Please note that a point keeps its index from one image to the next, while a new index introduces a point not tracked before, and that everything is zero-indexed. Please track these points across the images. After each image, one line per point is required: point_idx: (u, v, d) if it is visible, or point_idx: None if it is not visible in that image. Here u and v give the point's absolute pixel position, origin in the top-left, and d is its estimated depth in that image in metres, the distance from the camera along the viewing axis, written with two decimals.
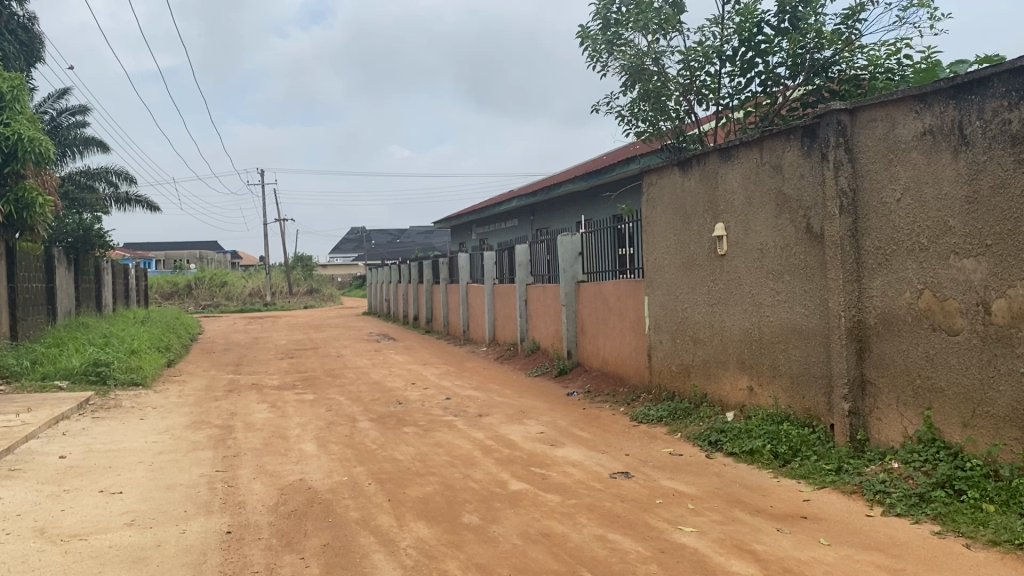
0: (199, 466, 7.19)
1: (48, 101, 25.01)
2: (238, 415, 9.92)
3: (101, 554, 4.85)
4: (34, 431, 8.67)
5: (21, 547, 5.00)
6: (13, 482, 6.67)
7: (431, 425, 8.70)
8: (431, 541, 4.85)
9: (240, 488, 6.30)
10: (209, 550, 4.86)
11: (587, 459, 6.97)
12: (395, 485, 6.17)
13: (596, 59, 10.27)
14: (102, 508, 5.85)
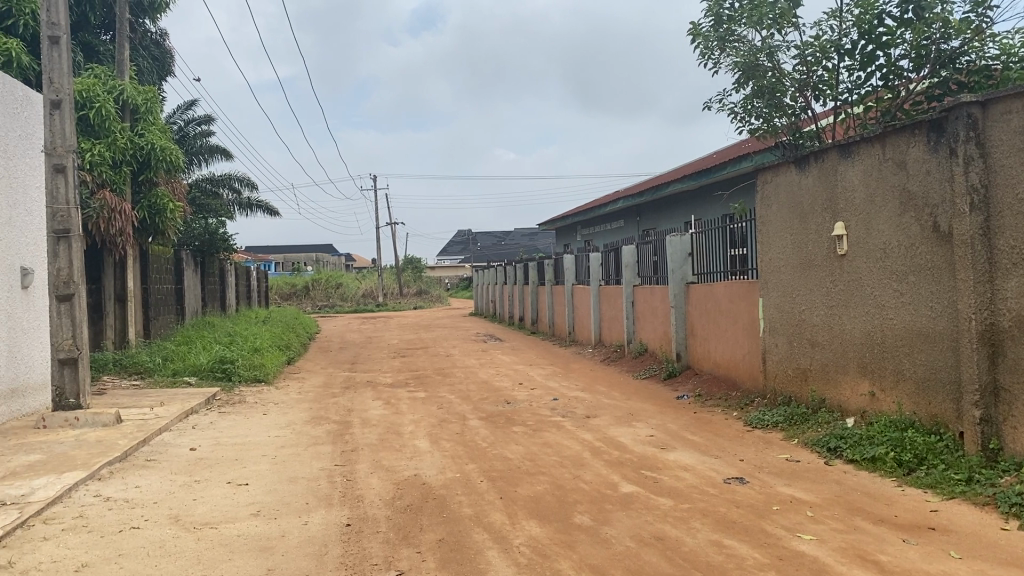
0: (318, 460, 7.45)
1: (178, 112, 26.46)
2: (354, 411, 10.23)
3: (231, 543, 5.09)
4: (167, 424, 9.19)
5: (159, 533, 5.30)
6: (149, 472, 7.08)
7: (540, 425, 8.74)
8: (544, 541, 4.88)
9: (358, 482, 6.50)
10: (330, 541, 5.04)
11: (700, 463, 6.87)
12: (506, 483, 6.24)
13: (708, 57, 10.11)
14: (231, 498, 6.15)
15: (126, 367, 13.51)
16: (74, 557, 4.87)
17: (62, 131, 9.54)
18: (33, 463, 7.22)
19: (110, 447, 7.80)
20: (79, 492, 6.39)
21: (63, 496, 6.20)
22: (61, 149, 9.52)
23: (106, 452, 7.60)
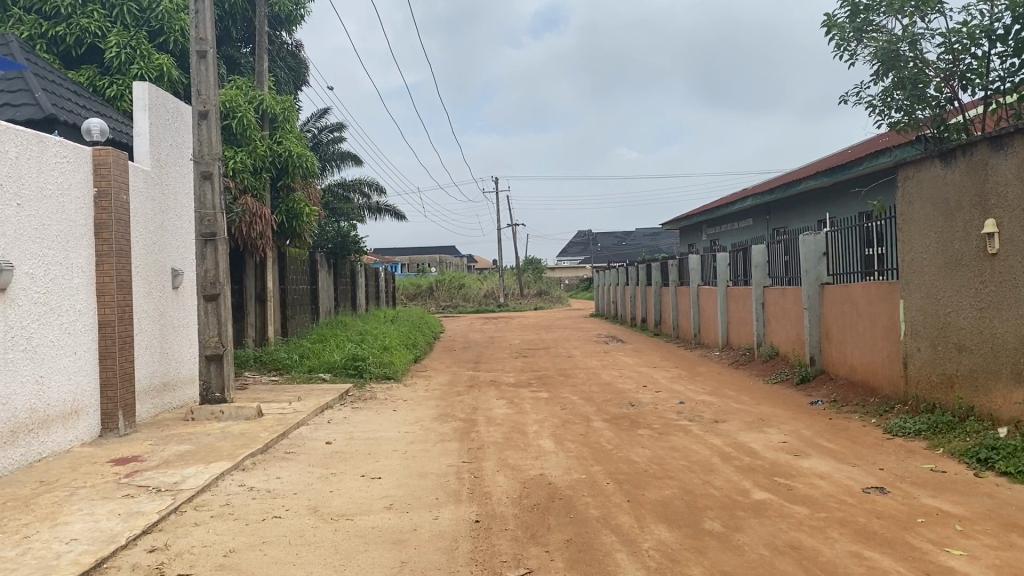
0: (447, 456, 7.61)
1: (312, 120, 27.61)
2: (480, 410, 10.39)
3: (366, 534, 5.27)
4: (304, 418, 9.61)
5: (299, 523, 5.54)
6: (289, 464, 7.42)
7: (666, 428, 8.62)
8: (674, 545, 4.81)
9: (486, 479, 6.59)
10: (460, 537, 5.13)
11: (837, 471, 6.61)
12: (634, 486, 6.19)
13: (844, 48, 9.71)
14: (365, 491, 6.36)
15: (266, 363, 14.23)
16: (222, 543, 5.15)
17: (209, 140, 10.11)
18: (184, 453, 7.70)
19: (253, 439, 8.22)
20: (226, 481, 6.76)
21: (212, 484, 6.57)
22: (208, 157, 10.10)
23: (249, 444, 8.01)
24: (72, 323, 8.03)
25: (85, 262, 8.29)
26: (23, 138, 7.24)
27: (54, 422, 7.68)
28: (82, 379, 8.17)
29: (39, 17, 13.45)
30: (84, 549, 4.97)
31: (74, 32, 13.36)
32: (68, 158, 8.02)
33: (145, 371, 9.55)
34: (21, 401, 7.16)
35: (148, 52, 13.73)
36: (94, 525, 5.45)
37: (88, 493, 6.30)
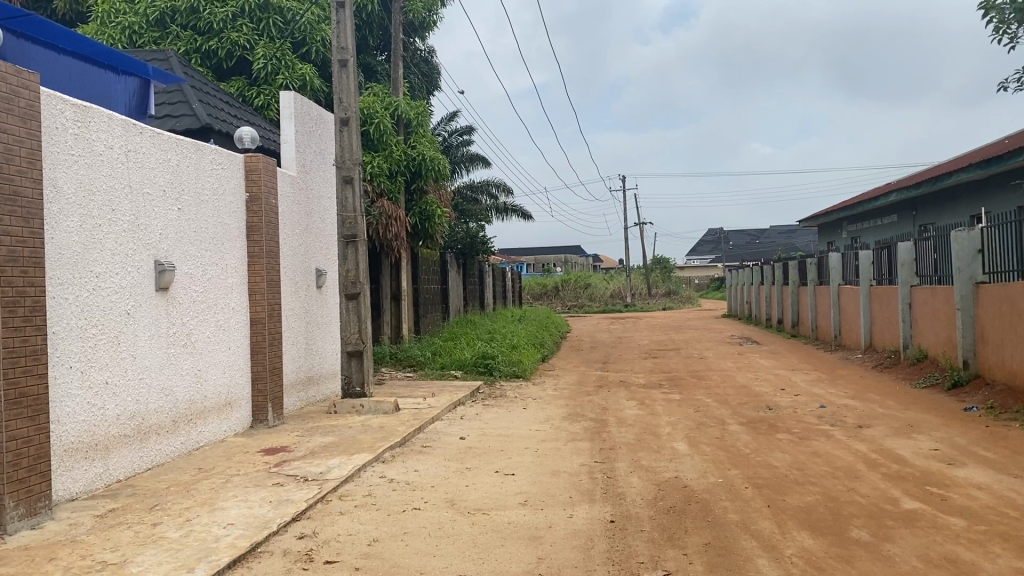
0: (579, 455, 7.62)
1: (442, 124, 28.21)
2: (612, 410, 10.35)
3: (503, 529, 5.35)
4: (439, 414, 9.84)
5: (438, 515, 5.68)
6: (426, 458, 7.63)
7: (806, 433, 8.33)
8: (818, 553, 4.65)
9: (620, 480, 6.56)
10: (596, 536, 5.13)
11: (996, 482, 6.20)
12: (773, 491, 6.02)
13: (1004, 31, 9.10)
14: (499, 487, 6.46)
15: (400, 360, 14.67)
16: (366, 532, 5.35)
17: (350, 146, 10.51)
18: (328, 444, 8.04)
19: (391, 433, 8.49)
20: (367, 473, 7.02)
21: (354, 475, 6.84)
22: (349, 163, 10.52)
23: (388, 437, 8.28)
24: (226, 320, 8.53)
25: (237, 263, 8.78)
26: (183, 147, 7.74)
27: (210, 412, 8.18)
28: (235, 372, 8.67)
29: (194, 33, 14.32)
30: (240, 533, 5.28)
31: (225, 46, 14.16)
32: (222, 165, 8.52)
33: (291, 366, 10.03)
34: (182, 392, 7.66)
35: (292, 62, 14.42)
36: (249, 511, 5.78)
37: (241, 481, 6.67)
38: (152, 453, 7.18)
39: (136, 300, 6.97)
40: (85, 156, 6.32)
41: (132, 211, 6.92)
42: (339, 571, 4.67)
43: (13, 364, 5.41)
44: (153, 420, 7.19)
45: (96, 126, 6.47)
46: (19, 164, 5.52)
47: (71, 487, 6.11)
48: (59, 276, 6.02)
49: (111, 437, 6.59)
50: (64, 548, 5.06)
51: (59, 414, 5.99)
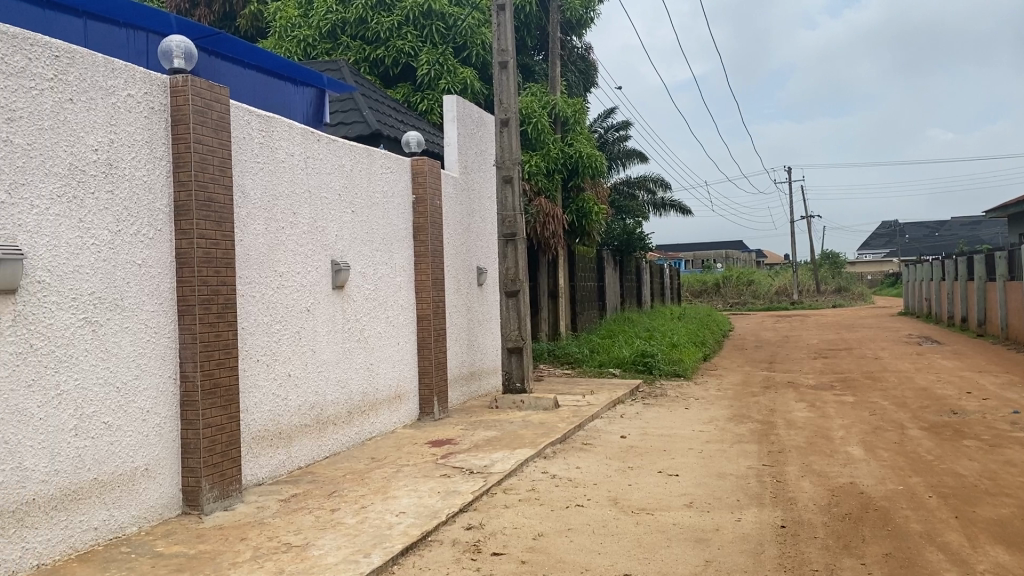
0: (746, 458, 7.40)
1: (598, 120, 28.12)
2: (779, 411, 9.99)
3: (668, 530, 5.28)
4: (599, 412, 9.85)
5: (601, 513, 5.68)
6: (587, 455, 7.64)
7: (997, 440, 7.72)
8: (1015, 570, 4.31)
9: (790, 484, 6.32)
10: (766, 541, 4.97)
11: None
12: (961, 501, 5.62)
13: None
14: (664, 487, 6.37)
15: (559, 357, 14.80)
16: (531, 526, 5.44)
17: (510, 146, 10.68)
18: (492, 439, 8.21)
19: (552, 429, 8.56)
20: (530, 468, 7.12)
21: (518, 470, 6.96)
22: (509, 162, 10.68)
23: (549, 434, 8.34)
24: (396, 316, 8.88)
25: (405, 262, 9.13)
26: (356, 152, 8.12)
27: (381, 405, 8.55)
28: (403, 367, 9.01)
29: (363, 42, 14.98)
30: (411, 522, 5.48)
31: (391, 54, 14.73)
32: (391, 168, 8.88)
33: (455, 361, 10.33)
34: (356, 384, 8.05)
35: (454, 67, 14.81)
36: (419, 501, 5.99)
37: (411, 471, 6.93)
38: (329, 443, 7.58)
39: (315, 298, 7.38)
40: (269, 163, 6.76)
41: (310, 215, 7.34)
42: (506, 563, 4.77)
43: (209, 357, 5.87)
44: (330, 411, 7.60)
45: (279, 136, 6.90)
46: (212, 172, 5.98)
47: (258, 472, 6.56)
48: (247, 275, 6.46)
49: (293, 426, 7.02)
50: (253, 529, 5.43)
51: (248, 403, 6.44)
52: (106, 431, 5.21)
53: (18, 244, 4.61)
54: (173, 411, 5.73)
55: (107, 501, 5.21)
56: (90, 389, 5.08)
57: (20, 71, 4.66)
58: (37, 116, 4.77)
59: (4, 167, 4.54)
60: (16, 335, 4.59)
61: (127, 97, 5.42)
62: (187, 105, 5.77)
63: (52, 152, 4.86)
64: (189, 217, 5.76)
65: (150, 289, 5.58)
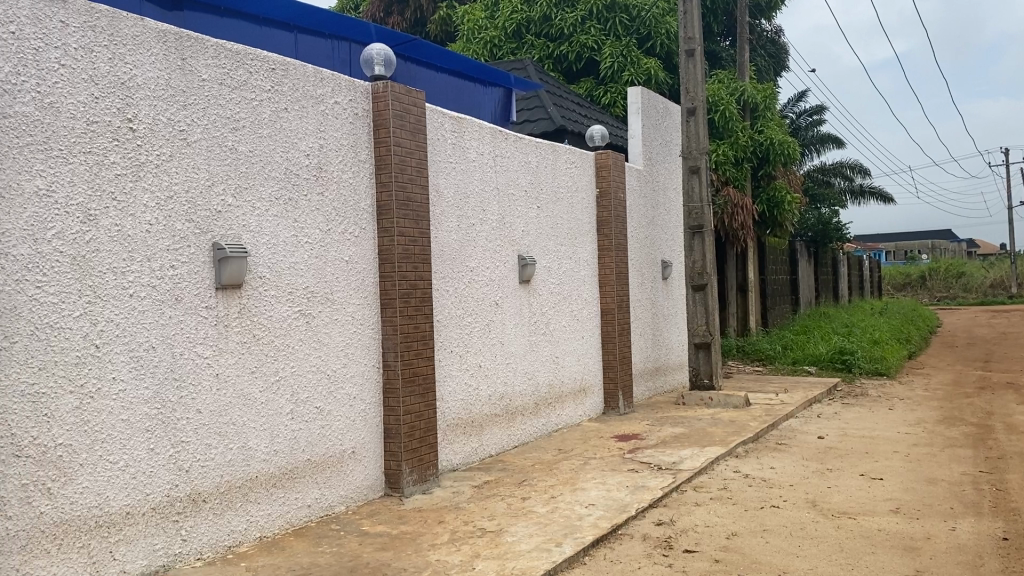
0: (960, 464, 6.85)
1: (790, 105, 26.93)
2: (997, 415, 9.16)
3: (873, 536, 5.00)
4: (793, 411, 9.45)
5: (799, 515, 5.46)
6: (782, 455, 7.38)
7: None
8: None
9: (1013, 494, 5.79)
10: (986, 553, 4.60)
11: None
12: None
13: None
14: (866, 491, 6.03)
15: (749, 353, 14.37)
16: (724, 525, 5.32)
17: (697, 135, 10.46)
18: (679, 435, 8.10)
19: (743, 428, 8.32)
20: (721, 466, 6.96)
21: (709, 467, 6.82)
22: (696, 152, 10.46)
23: (740, 432, 8.12)
24: (581, 310, 8.95)
25: (590, 256, 9.17)
26: (542, 148, 8.25)
27: (568, 397, 8.66)
28: (588, 361, 9.07)
29: (547, 40, 15.17)
30: (601, 514, 5.52)
31: (575, 49, 14.81)
32: (576, 163, 8.94)
33: (641, 356, 10.28)
34: (543, 377, 8.19)
35: (638, 58, 14.68)
36: (608, 494, 6.01)
37: (598, 464, 6.97)
38: (518, 433, 7.76)
39: (503, 292, 7.57)
40: (460, 162, 7.00)
41: (499, 211, 7.53)
42: (698, 561, 4.69)
43: (408, 348, 6.17)
44: (519, 402, 7.78)
45: (470, 135, 7.13)
46: (410, 173, 6.26)
47: (453, 458, 6.82)
48: (441, 270, 6.74)
49: (485, 415, 7.25)
50: (449, 513, 5.66)
51: (444, 393, 6.72)
52: (318, 415, 5.60)
53: (243, 243, 5.04)
54: (376, 399, 6.08)
55: (319, 480, 5.61)
56: (304, 376, 5.49)
57: (242, 84, 5.10)
58: (257, 125, 5.20)
59: (230, 173, 4.99)
60: (241, 326, 5.03)
61: (335, 104, 5.80)
62: (386, 109, 6.09)
63: (270, 158, 5.29)
64: (390, 216, 6.08)
65: (356, 284, 5.94)
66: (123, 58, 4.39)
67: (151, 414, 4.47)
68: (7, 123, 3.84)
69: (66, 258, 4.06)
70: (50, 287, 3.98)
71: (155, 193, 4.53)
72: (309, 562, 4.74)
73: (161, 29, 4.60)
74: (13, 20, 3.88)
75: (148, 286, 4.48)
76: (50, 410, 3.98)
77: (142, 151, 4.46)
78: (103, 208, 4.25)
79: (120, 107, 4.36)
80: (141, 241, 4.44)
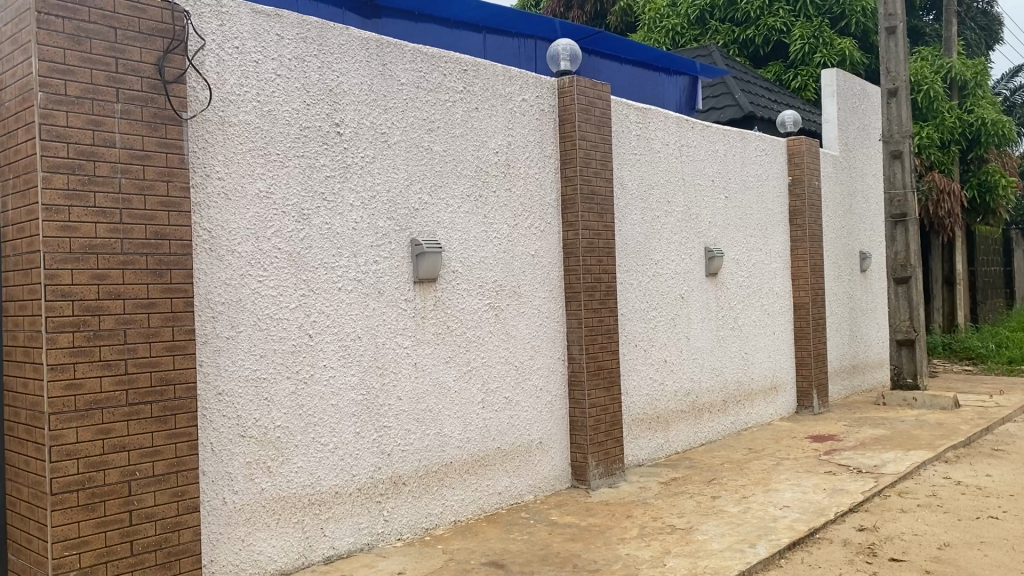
0: None
1: (1003, 80, 24.64)
2: None
3: None
4: (1011, 414, 8.68)
5: (1021, 528, 5.01)
6: (999, 462, 6.79)
7: None
8: None
9: None
10: None
11: None
12: None
13: None
14: None
15: (957, 352, 13.33)
16: (935, 535, 4.97)
17: (899, 118, 9.81)
18: (880, 437, 7.65)
19: (953, 431, 7.73)
20: (929, 471, 6.50)
21: (915, 472, 6.39)
22: (898, 136, 9.82)
23: (949, 435, 7.55)
24: (771, 304, 8.63)
25: (781, 248, 8.82)
26: (730, 137, 8.01)
27: (757, 394, 8.38)
28: (779, 357, 8.74)
29: (732, 25, 14.74)
30: (797, 516, 5.30)
31: (762, 33, 14.29)
32: (766, 151, 8.62)
33: (836, 352, 9.77)
34: (731, 373, 7.97)
35: (831, 38, 13.95)
36: (803, 496, 5.77)
37: (792, 465, 6.70)
38: (705, 430, 7.60)
39: (690, 285, 7.44)
40: (645, 154, 6.93)
41: (685, 202, 7.40)
42: (906, 571, 4.42)
43: (594, 342, 6.19)
44: (706, 398, 7.62)
45: (655, 126, 7.05)
46: (596, 166, 6.27)
47: (639, 454, 6.78)
48: (626, 264, 6.71)
49: (671, 411, 7.16)
50: (637, 508, 5.64)
51: (629, 387, 6.70)
52: (507, 405, 5.74)
53: (437, 239, 5.24)
54: (562, 391, 6.15)
55: (509, 469, 5.75)
56: (494, 367, 5.64)
57: (437, 86, 5.29)
58: (451, 125, 5.39)
59: (426, 172, 5.20)
60: (437, 318, 5.24)
61: (522, 101, 5.91)
62: (573, 104, 6.13)
63: (463, 157, 5.46)
64: (576, 210, 6.12)
65: (542, 277, 6.04)
66: (332, 66, 4.68)
67: (357, 400, 4.75)
68: (233, 130, 4.18)
69: (283, 254, 4.39)
70: (269, 282, 4.32)
71: (361, 193, 4.80)
72: (502, 548, 4.87)
73: (363, 37, 4.86)
74: (237, 36, 4.22)
75: (354, 280, 4.75)
76: (270, 394, 4.32)
77: (349, 153, 4.74)
78: (315, 208, 4.55)
79: (328, 113, 4.65)
80: (348, 238, 4.72)
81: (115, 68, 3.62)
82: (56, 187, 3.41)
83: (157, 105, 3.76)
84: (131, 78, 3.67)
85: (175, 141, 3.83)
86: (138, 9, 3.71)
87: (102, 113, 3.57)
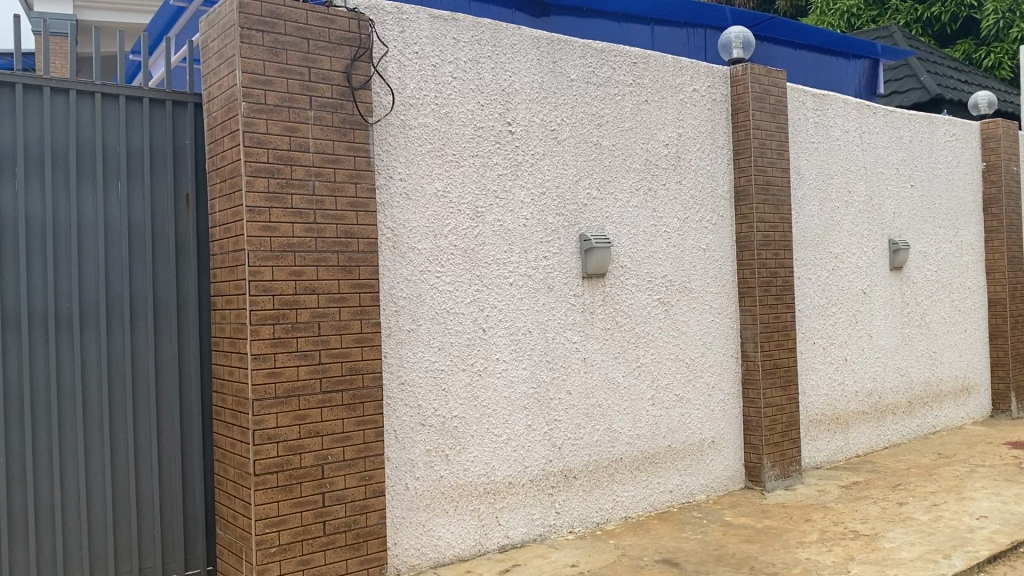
0: None
1: None
2: None
3: None
4: None
5: None
6: None
7: None
8: None
9: None
10: None
11: None
12: None
13: None
14: None
15: None
16: None
17: None
18: None
19: None
20: None
21: None
22: None
23: None
24: (963, 300, 8.05)
25: (974, 239, 8.21)
26: (916, 121, 7.54)
27: (946, 396, 7.84)
28: (972, 356, 8.14)
29: (915, 2, 13.91)
30: (997, 528, 4.93)
31: (949, 9, 13.43)
32: (957, 135, 8.05)
33: None
34: (917, 373, 7.51)
35: None
36: (1003, 506, 5.36)
37: (989, 473, 6.23)
38: (889, 432, 7.19)
39: (873, 280, 7.06)
40: (824, 142, 6.64)
41: (867, 192, 7.03)
42: None
43: (769, 338, 6.00)
44: (891, 398, 7.21)
45: (835, 113, 6.74)
46: (771, 156, 6.07)
47: (817, 456, 6.52)
48: (803, 257, 6.46)
49: (852, 412, 6.83)
50: (817, 512, 5.42)
51: (807, 386, 6.45)
52: (678, 402, 5.66)
53: (606, 234, 5.24)
54: (734, 389, 6.00)
55: (680, 467, 5.67)
56: (664, 363, 5.58)
57: (607, 80, 5.30)
58: (620, 119, 5.37)
59: (594, 167, 5.21)
60: (606, 313, 5.25)
61: (693, 92, 5.81)
62: (746, 93, 5.96)
63: (632, 151, 5.44)
64: (749, 201, 5.95)
65: (714, 272, 5.91)
66: (505, 66, 4.78)
67: (529, 393, 4.83)
68: (414, 132, 4.36)
69: (459, 251, 4.53)
70: (446, 277, 4.47)
71: (531, 189, 4.88)
72: (676, 546, 4.82)
73: (535, 36, 4.93)
74: (417, 41, 4.39)
75: (525, 275, 4.84)
76: (448, 385, 4.47)
77: (520, 151, 4.82)
78: (488, 205, 4.66)
79: (501, 112, 4.75)
80: (519, 234, 4.81)
81: (308, 77, 3.86)
82: (258, 189, 3.67)
83: (346, 110, 3.98)
84: (322, 86, 3.90)
85: (362, 145, 4.04)
86: (329, 20, 3.94)
87: (298, 119, 3.82)
